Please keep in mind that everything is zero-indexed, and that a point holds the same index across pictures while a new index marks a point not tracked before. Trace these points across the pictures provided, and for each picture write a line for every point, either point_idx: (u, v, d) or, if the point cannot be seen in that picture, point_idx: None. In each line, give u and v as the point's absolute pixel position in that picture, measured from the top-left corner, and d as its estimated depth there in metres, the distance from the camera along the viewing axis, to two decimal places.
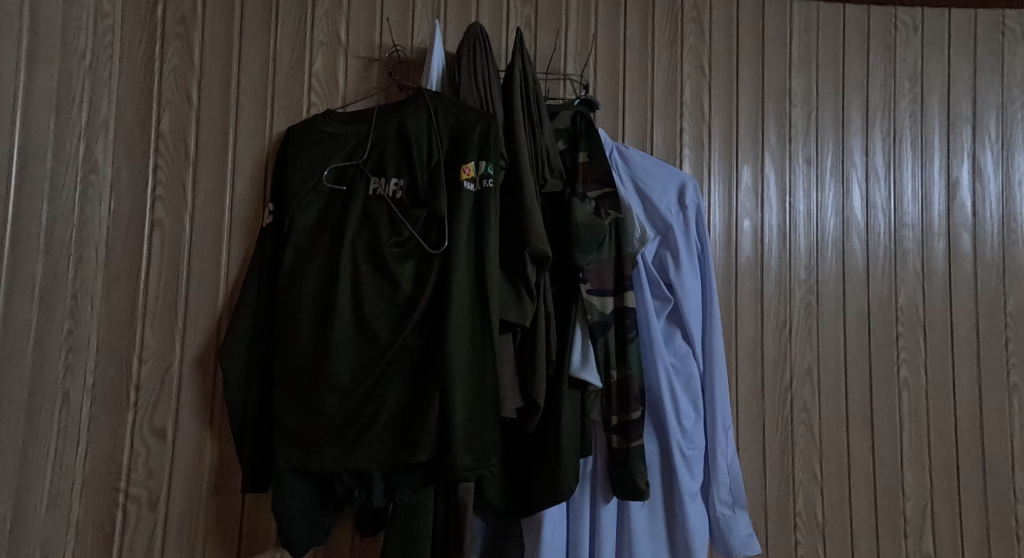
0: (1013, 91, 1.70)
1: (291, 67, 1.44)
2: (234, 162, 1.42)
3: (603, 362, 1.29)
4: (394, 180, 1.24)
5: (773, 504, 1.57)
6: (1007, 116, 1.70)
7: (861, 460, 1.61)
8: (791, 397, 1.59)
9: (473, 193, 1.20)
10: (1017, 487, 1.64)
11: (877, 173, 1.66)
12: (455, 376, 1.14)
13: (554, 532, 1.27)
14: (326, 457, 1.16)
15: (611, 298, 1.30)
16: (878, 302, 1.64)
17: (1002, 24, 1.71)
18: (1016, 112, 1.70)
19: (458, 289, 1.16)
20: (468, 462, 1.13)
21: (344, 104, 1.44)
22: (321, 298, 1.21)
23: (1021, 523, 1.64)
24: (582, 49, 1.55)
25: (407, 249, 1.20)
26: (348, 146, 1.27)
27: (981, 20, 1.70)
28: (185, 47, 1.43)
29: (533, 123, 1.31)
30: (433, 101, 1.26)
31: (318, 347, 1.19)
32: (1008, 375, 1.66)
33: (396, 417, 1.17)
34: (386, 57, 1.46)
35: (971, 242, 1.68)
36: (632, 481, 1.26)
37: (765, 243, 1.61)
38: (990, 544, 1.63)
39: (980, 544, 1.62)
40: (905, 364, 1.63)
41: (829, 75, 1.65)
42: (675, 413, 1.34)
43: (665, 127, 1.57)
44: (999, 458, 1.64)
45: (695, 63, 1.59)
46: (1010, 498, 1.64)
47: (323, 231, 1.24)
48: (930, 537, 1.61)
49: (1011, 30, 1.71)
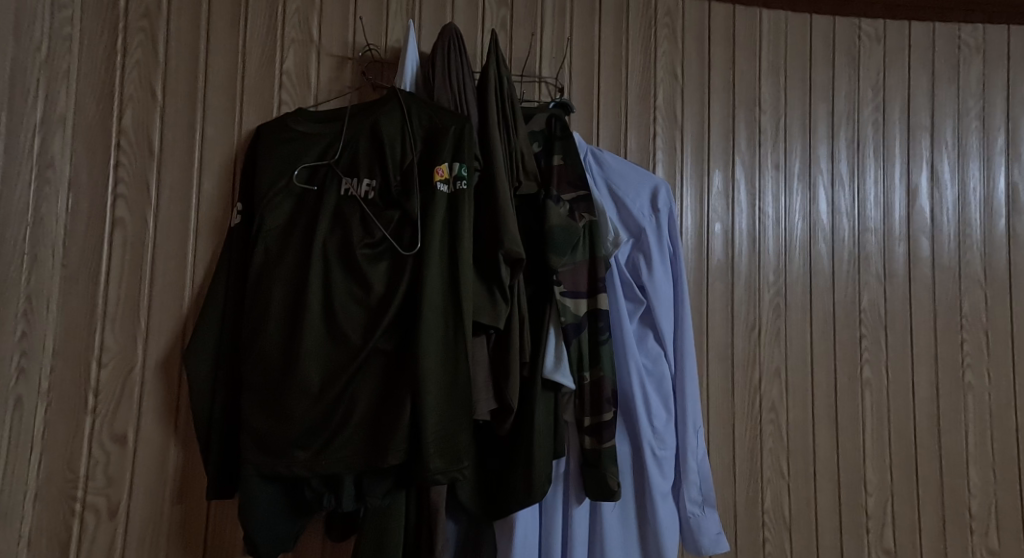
0: (970, 102, 1.75)
1: (261, 64, 1.41)
2: (201, 160, 1.39)
3: (576, 365, 1.29)
4: (366, 181, 1.22)
5: (742, 502, 1.58)
6: (963, 125, 1.75)
7: (826, 458, 1.63)
8: (760, 396, 1.61)
9: (447, 194, 1.19)
10: (971, 483, 1.68)
11: (842, 179, 1.69)
12: (428, 378, 1.13)
13: (527, 537, 1.27)
14: (294, 461, 1.14)
15: (585, 300, 1.30)
16: (843, 304, 1.67)
17: (958, 38, 1.75)
18: (971, 122, 1.75)
19: (431, 292, 1.15)
20: (439, 465, 1.12)
21: (316, 103, 1.42)
22: (291, 299, 1.19)
23: (976, 517, 1.68)
24: (557, 51, 1.55)
25: (379, 250, 1.18)
26: (320, 146, 1.25)
27: (940, 33, 1.75)
28: (150, 42, 1.40)
29: (507, 126, 1.30)
30: (407, 102, 1.25)
31: (287, 349, 1.17)
32: (964, 374, 1.70)
33: (368, 420, 1.15)
34: (360, 56, 1.44)
35: (929, 246, 1.72)
36: (603, 482, 1.26)
37: (735, 247, 1.62)
38: (948, 539, 1.67)
39: (937, 539, 1.66)
40: (867, 364, 1.66)
41: (796, 82, 1.68)
42: (646, 414, 1.35)
43: (638, 131, 1.58)
44: (955, 455, 1.68)
45: (668, 69, 1.61)
46: (965, 493, 1.68)
47: (293, 232, 1.21)
48: (891, 532, 1.64)
49: (967, 43, 1.76)
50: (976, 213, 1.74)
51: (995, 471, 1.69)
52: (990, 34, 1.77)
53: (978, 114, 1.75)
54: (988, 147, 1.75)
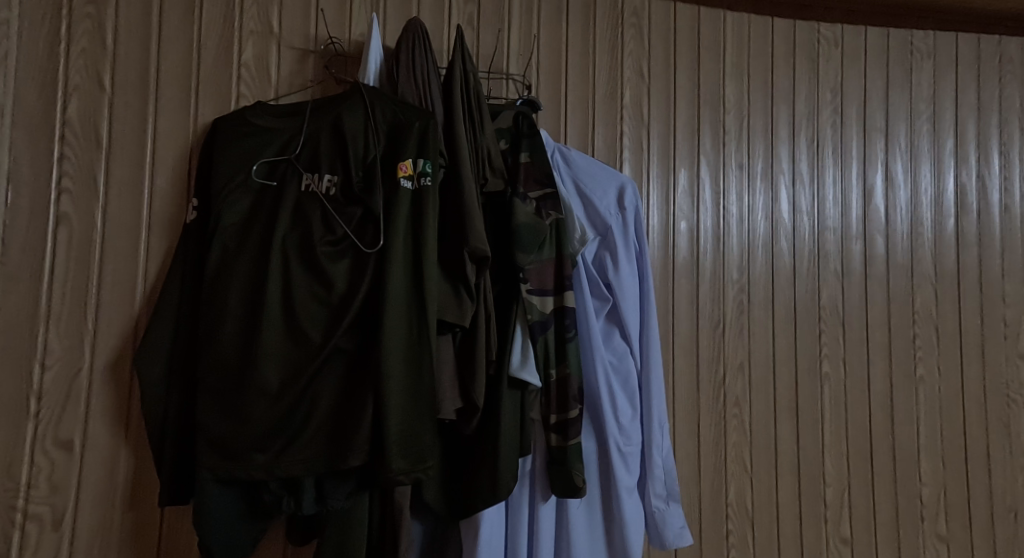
0: (921, 106, 1.79)
1: (218, 55, 1.37)
2: (154, 154, 1.35)
3: (543, 363, 1.29)
4: (327, 176, 1.19)
5: (706, 496, 1.60)
6: (915, 128, 1.79)
7: (787, 450, 1.66)
8: (724, 392, 1.63)
9: (411, 191, 1.18)
10: (923, 473, 1.73)
11: (803, 179, 1.71)
12: (391, 377, 1.11)
13: (492, 535, 1.26)
14: (252, 464, 1.11)
15: (551, 298, 1.30)
16: (804, 302, 1.69)
17: (911, 44, 1.79)
18: (923, 125, 1.79)
19: (394, 289, 1.13)
20: (403, 466, 1.10)
21: (276, 96, 1.38)
22: (249, 297, 1.16)
23: (928, 505, 1.72)
24: (524, 48, 1.54)
25: (341, 247, 1.16)
26: (281, 141, 1.22)
27: (894, 39, 1.79)
28: (97, 29, 1.35)
29: (473, 123, 1.29)
30: (370, 97, 1.23)
31: (245, 348, 1.14)
32: (916, 367, 1.74)
33: (329, 420, 1.13)
34: (322, 49, 1.41)
35: (885, 244, 1.75)
36: (569, 479, 1.26)
37: (700, 245, 1.64)
38: (902, 527, 1.71)
39: (891, 527, 1.70)
40: (827, 359, 1.69)
41: (759, 84, 1.69)
42: (612, 410, 1.35)
43: (606, 129, 1.58)
44: (908, 445, 1.73)
45: (635, 68, 1.61)
46: (917, 482, 1.72)
47: (251, 228, 1.18)
48: (848, 521, 1.68)
49: (919, 49, 1.80)
50: (927, 213, 1.79)
51: (945, 460, 1.74)
52: (940, 41, 1.81)
53: (930, 117, 1.80)
54: (938, 150, 1.80)
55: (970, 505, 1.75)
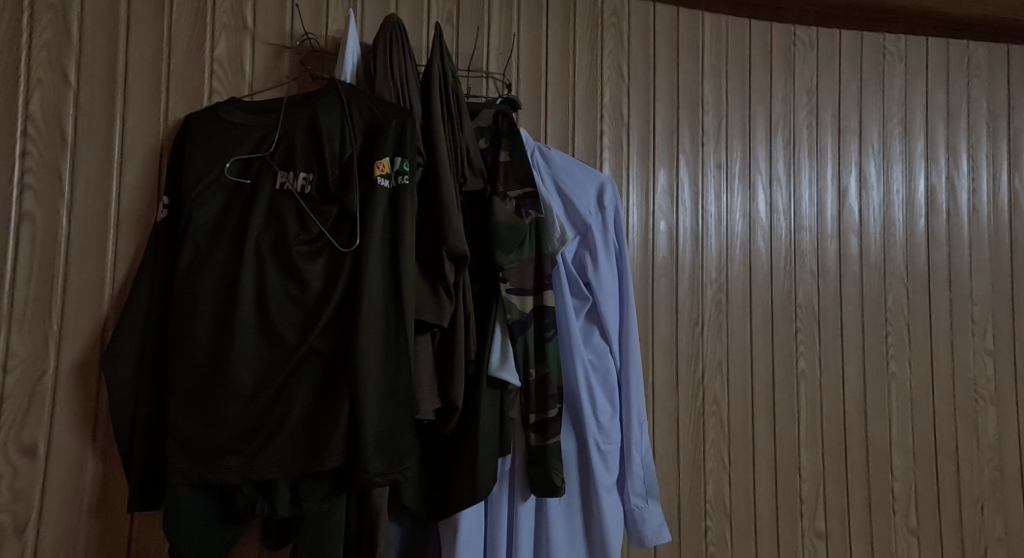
0: (893, 108, 1.82)
1: (189, 50, 1.35)
2: (123, 150, 1.32)
3: (522, 362, 1.28)
4: (302, 174, 1.18)
5: (685, 493, 1.60)
6: (887, 130, 1.81)
7: (764, 447, 1.67)
8: (702, 390, 1.63)
9: (388, 189, 1.16)
10: (895, 467, 1.75)
11: (780, 179, 1.73)
12: (368, 378, 1.10)
13: (471, 535, 1.26)
14: (226, 467, 1.09)
15: (531, 297, 1.29)
16: (781, 300, 1.71)
17: (883, 47, 1.82)
18: (894, 127, 1.82)
19: (371, 289, 1.12)
20: (380, 467, 1.09)
21: (251, 92, 1.36)
22: (222, 297, 1.14)
23: (901, 499, 1.75)
24: (504, 47, 1.53)
25: (317, 247, 1.14)
26: (255, 138, 1.20)
27: (867, 42, 1.81)
28: (61, 21, 1.32)
29: (452, 121, 1.28)
30: (347, 93, 1.21)
31: (218, 349, 1.12)
32: (888, 364, 1.77)
33: (305, 422, 1.11)
34: (298, 45, 1.39)
35: (859, 244, 1.77)
36: (548, 478, 1.26)
37: (679, 244, 1.64)
38: (875, 521, 1.73)
39: (865, 521, 1.72)
40: (803, 356, 1.71)
41: (736, 85, 1.70)
42: (592, 409, 1.35)
43: (586, 129, 1.58)
44: (881, 440, 1.75)
45: (614, 68, 1.61)
46: (890, 476, 1.75)
47: (224, 227, 1.16)
48: (823, 516, 1.69)
49: (891, 53, 1.82)
50: (899, 213, 1.81)
51: (917, 456, 1.77)
52: (911, 46, 1.84)
53: (902, 119, 1.82)
54: (909, 152, 1.83)
55: (941, 498, 1.78)
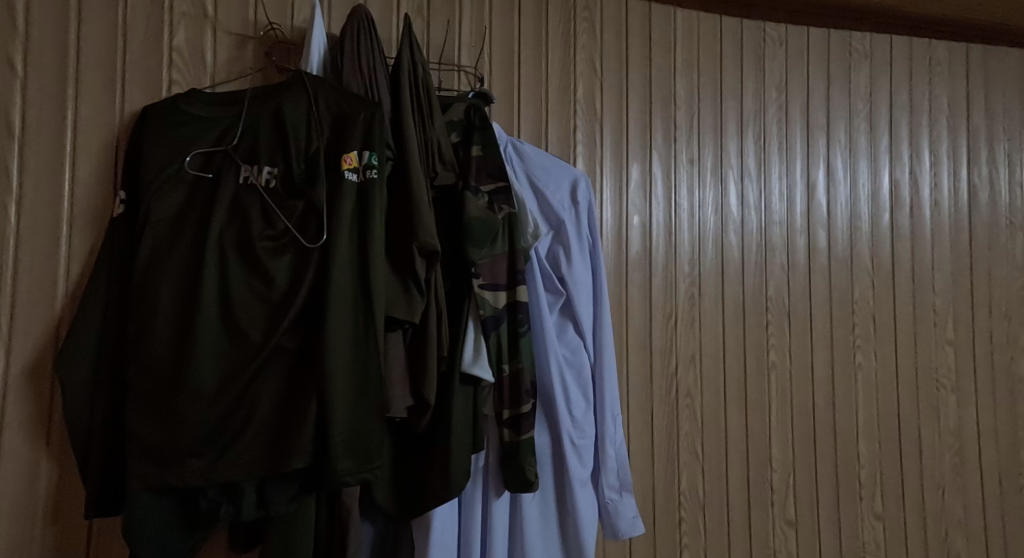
0: (859, 104, 1.84)
1: (146, 39, 1.31)
2: (77, 142, 1.27)
3: (495, 357, 1.26)
4: (267, 168, 1.15)
5: (659, 485, 1.61)
6: (853, 126, 1.83)
7: (736, 438, 1.68)
8: (676, 383, 1.64)
9: (357, 183, 1.14)
10: (862, 455, 1.78)
11: (751, 174, 1.73)
12: (336, 376, 1.07)
13: (444, 533, 1.24)
14: (188, 471, 1.06)
15: (504, 292, 1.27)
16: (752, 293, 1.72)
17: (849, 44, 1.84)
18: (860, 123, 1.84)
19: (338, 285, 1.09)
20: (349, 466, 1.06)
21: (213, 83, 1.32)
22: (184, 296, 1.10)
23: (867, 486, 1.78)
24: (475, 40, 1.51)
25: (283, 243, 1.12)
26: (216, 130, 1.16)
27: (833, 40, 1.82)
28: (7, 8, 1.26)
29: (423, 115, 1.26)
30: (313, 86, 1.18)
31: (179, 349, 1.09)
32: (855, 355, 1.79)
33: (270, 423, 1.08)
34: (263, 35, 1.35)
35: (827, 238, 1.79)
36: (521, 473, 1.25)
37: (652, 238, 1.64)
38: (843, 507, 1.76)
39: (833, 509, 1.75)
40: (774, 349, 1.72)
41: (708, 81, 1.70)
42: (566, 404, 1.34)
43: (559, 123, 1.57)
44: (849, 429, 1.77)
45: (587, 63, 1.60)
46: (857, 463, 1.77)
47: (185, 223, 1.13)
48: (793, 504, 1.71)
49: (857, 50, 1.84)
50: (865, 207, 1.83)
51: (882, 443, 1.80)
52: (876, 44, 1.86)
53: (867, 115, 1.84)
54: (874, 147, 1.85)
55: (904, 483, 1.81)
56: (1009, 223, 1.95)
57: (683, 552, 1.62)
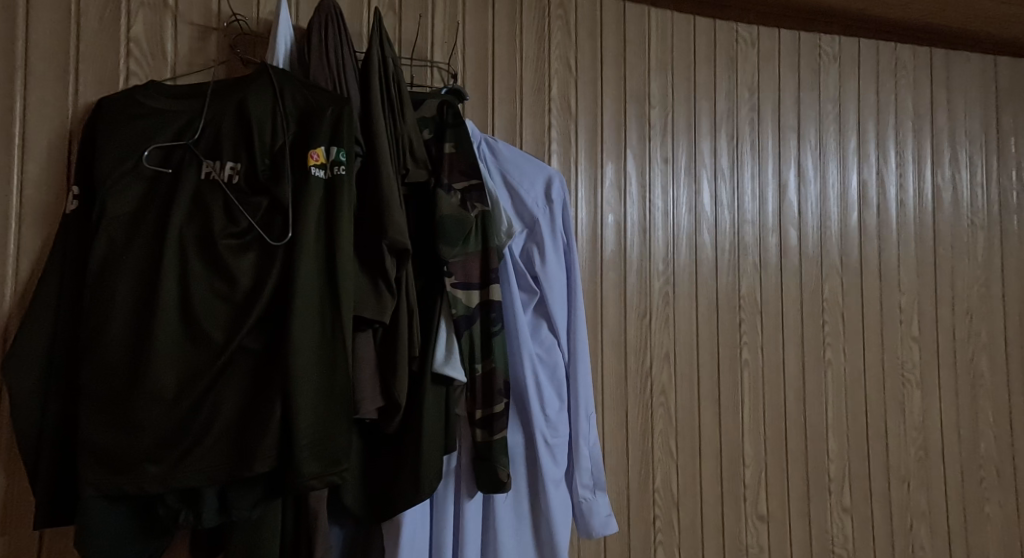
0: (829, 106, 1.85)
1: (102, 28, 1.26)
2: (27, 135, 1.23)
3: (468, 357, 1.24)
4: (229, 164, 1.11)
5: (634, 483, 1.60)
6: (823, 127, 1.85)
7: (710, 435, 1.68)
8: (650, 381, 1.63)
9: (324, 179, 1.11)
10: (831, 451, 1.80)
11: (723, 174, 1.74)
12: (301, 378, 1.05)
13: (415, 535, 1.22)
14: (145, 476, 1.02)
15: (477, 292, 1.26)
16: (725, 292, 1.72)
17: (819, 47, 1.85)
18: (829, 125, 1.85)
19: (304, 284, 1.06)
20: (315, 470, 1.04)
21: (174, 76, 1.29)
22: (141, 297, 1.06)
23: (837, 481, 1.80)
24: (448, 36, 1.49)
25: (246, 241, 1.09)
26: (177, 124, 1.13)
27: (803, 42, 1.83)
28: None
29: (394, 110, 1.23)
30: (279, 80, 1.15)
31: (136, 351, 1.05)
32: (825, 352, 1.81)
33: (233, 427, 1.05)
34: (226, 27, 1.31)
35: (797, 237, 1.80)
36: (493, 473, 1.23)
37: (627, 237, 1.63)
38: (813, 501, 1.77)
39: (804, 503, 1.76)
40: (746, 346, 1.73)
41: (681, 80, 1.70)
42: (540, 403, 1.33)
43: (534, 121, 1.55)
44: (819, 426, 1.79)
45: (562, 61, 1.59)
46: (826, 459, 1.79)
47: (143, 219, 1.09)
48: (765, 499, 1.72)
49: (826, 53, 1.86)
50: (834, 207, 1.85)
51: (851, 438, 1.82)
52: (845, 46, 1.88)
53: (836, 116, 1.86)
54: (843, 149, 1.87)
55: (872, 477, 1.83)
56: (969, 221, 2.00)
57: (657, 550, 1.62)
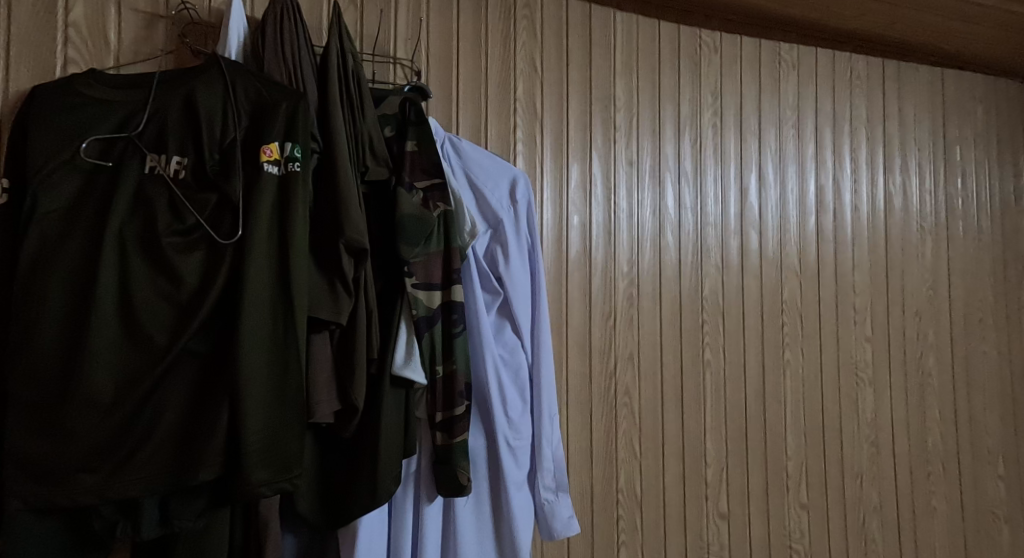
0: (788, 112, 1.87)
1: (38, 12, 1.20)
2: None
3: (428, 359, 1.22)
4: (175, 159, 1.07)
5: (598, 484, 1.59)
6: (783, 133, 1.87)
7: (673, 435, 1.68)
8: (615, 381, 1.62)
9: (278, 176, 1.07)
10: (789, 450, 1.81)
11: (687, 177, 1.74)
12: (252, 382, 1.00)
13: (373, 540, 1.19)
14: (79, 487, 0.96)
15: (439, 292, 1.23)
16: (688, 293, 1.72)
17: (779, 54, 1.87)
18: (788, 130, 1.87)
19: (254, 284, 1.02)
20: (264, 477, 1.00)
21: (117, 64, 1.23)
22: (77, 297, 1.01)
23: (795, 479, 1.81)
24: (411, 32, 1.46)
25: (193, 239, 1.04)
26: (119, 116, 1.07)
27: (764, 50, 1.85)
28: None
29: (353, 106, 1.19)
30: (231, 72, 1.11)
31: (70, 354, 0.99)
32: (784, 352, 1.83)
33: (176, 434, 1.01)
34: (175, 15, 1.26)
35: (758, 240, 1.82)
36: (453, 477, 1.20)
37: (592, 238, 1.62)
38: (772, 499, 1.78)
39: (763, 501, 1.77)
40: (708, 347, 1.74)
41: (646, 83, 1.70)
42: (502, 404, 1.30)
43: (499, 121, 1.53)
44: (778, 425, 1.81)
45: (528, 61, 1.57)
46: (784, 457, 1.80)
47: (80, 216, 1.03)
48: (726, 498, 1.73)
49: (786, 60, 1.88)
50: (793, 212, 1.87)
51: (808, 436, 1.84)
52: (803, 54, 1.90)
53: (795, 122, 1.88)
54: (802, 154, 1.89)
55: (828, 475, 1.86)
56: (918, 226, 2.05)
57: (620, 550, 1.61)
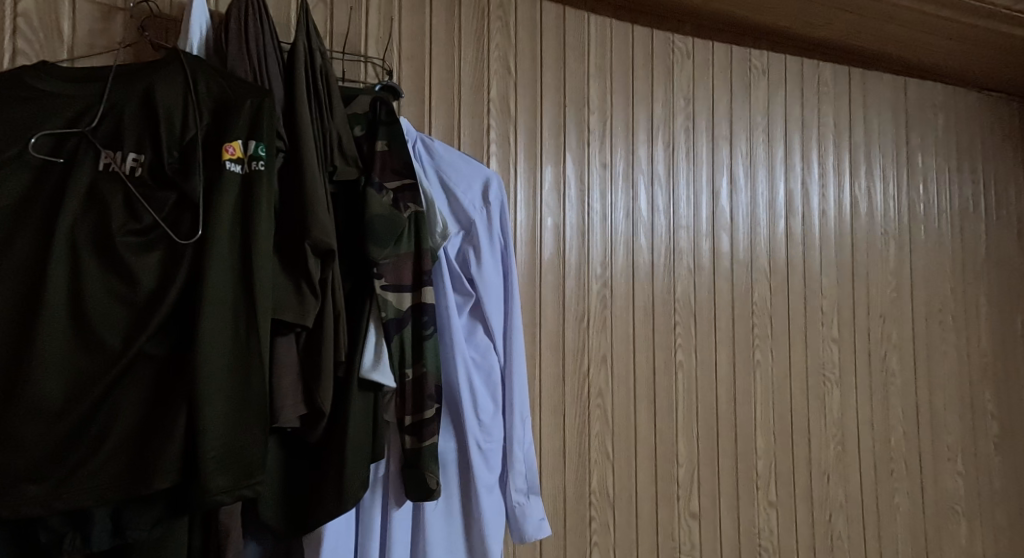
0: (758, 117, 1.89)
1: None
2: None
3: (397, 362, 1.20)
4: (132, 156, 1.03)
5: (570, 485, 1.58)
6: (754, 138, 1.88)
7: (645, 436, 1.68)
8: (587, 383, 1.62)
9: (240, 175, 1.04)
10: (759, 451, 1.82)
11: (660, 180, 1.74)
12: (211, 386, 0.97)
13: (339, 544, 1.16)
14: (22, 498, 0.92)
15: (408, 294, 1.20)
16: (661, 296, 1.72)
17: (749, 60, 1.88)
18: (759, 135, 1.89)
19: (214, 286, 0.99)
20: (223, 484, 0.96)
21: (71, 57, 1.19)
22: (24, 300, 0.97)
23: (764, 480, 1.83)
24: (382, 31, 1.43)
25: (149, 239, 1.01)
26: (73, 110, 1.03)
27: (734, 55, 1.86)
28: None
29: (321, 105, 1.17)
30: (192, 68, 1.08)
31: (17, 358, 0.95)
32: (754, 354, 1.84)
33: (129, 441, 0.97)
34: (133, 7, 1.23)
35: (729, 242, 1.83)
36: (422, 481, 1.18)
37: (565, 240, 1.61)
38: (742, 499, 1.79)
39: (733, 501, 1.78)
40: (680, 348, 1.74)
41: (620, 86, 1.70)
42: (473, 407, 1.28)
43: (471, 122, 1.51)
44: (748, 426, 1.82)
45: (501, 62, 1.55)
46: (754, 457, 1.81)
47: (29, 215, 0.99)
48: (697, 497, 1.73)
49: (756, 66, 1.89)
50: (763, 216, 1.88)
51: (777, 437, 1.86)
52: (772, 61, 1.92)
53: (765, 127, 1.90)
54: (772, 158, 1.91)
55: (796, 475, 1.87)
56: (884, 230, 2.08)
57: (593, 551, 1.60)
